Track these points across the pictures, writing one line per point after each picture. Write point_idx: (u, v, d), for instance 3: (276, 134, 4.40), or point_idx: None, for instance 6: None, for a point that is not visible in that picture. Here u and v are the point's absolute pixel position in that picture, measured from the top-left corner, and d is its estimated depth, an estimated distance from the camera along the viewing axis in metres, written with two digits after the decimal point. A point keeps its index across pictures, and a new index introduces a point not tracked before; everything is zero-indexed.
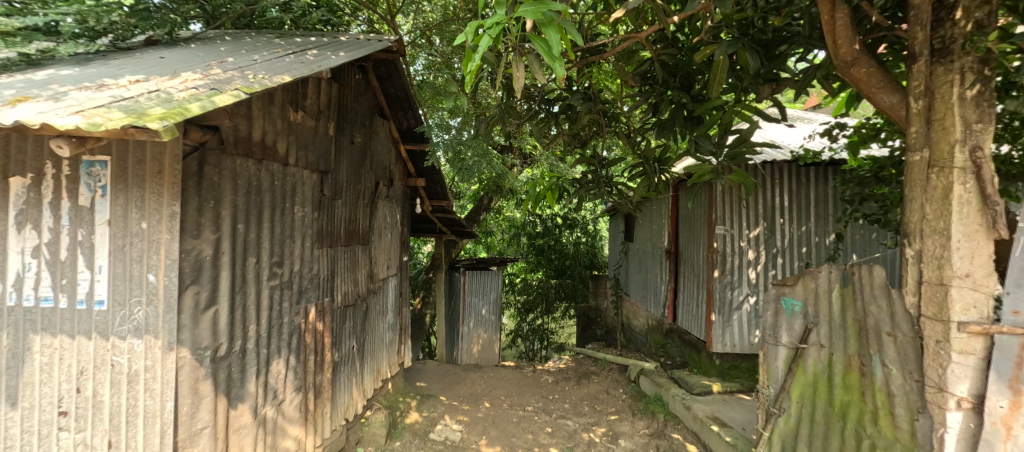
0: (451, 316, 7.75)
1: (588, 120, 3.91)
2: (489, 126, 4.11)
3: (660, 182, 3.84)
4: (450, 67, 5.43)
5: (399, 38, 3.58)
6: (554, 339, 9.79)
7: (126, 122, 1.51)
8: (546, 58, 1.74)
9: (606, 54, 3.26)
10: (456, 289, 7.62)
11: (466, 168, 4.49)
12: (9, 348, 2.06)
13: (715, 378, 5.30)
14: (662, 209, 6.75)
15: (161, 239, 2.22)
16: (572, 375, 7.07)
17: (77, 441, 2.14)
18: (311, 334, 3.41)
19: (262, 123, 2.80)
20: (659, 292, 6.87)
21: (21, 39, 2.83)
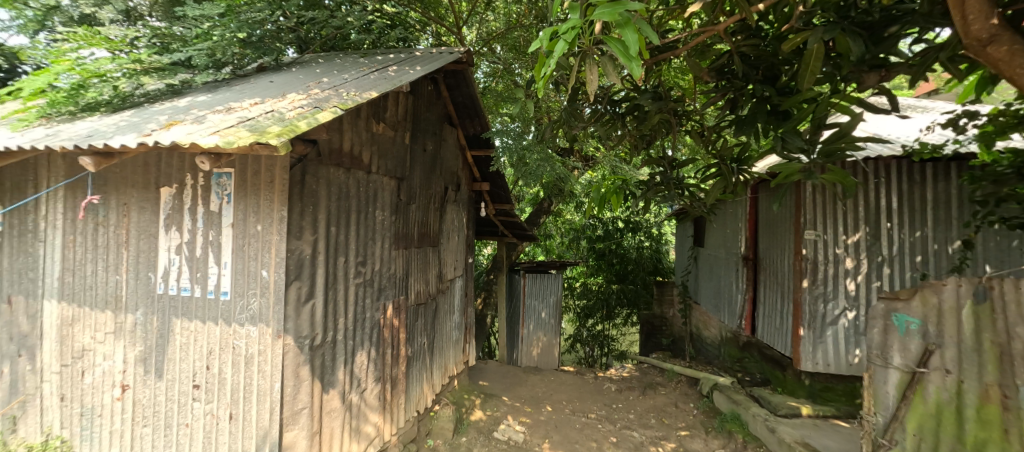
0: (509, 318, 7.78)
1: (658, 121, 3.77)
2: (554, 130, 4.13)
3: (739, 184, 3.56)
4: (513, 74, 5.55)
5: (469, 49, 3.76)
6: (615, 346, 9.57)
7: (253, 139, 1.74)
8: (622, 58, 1.72)
9: (679, 51, 3.13)
10: (516, 291, 7.66)
11: (529, 172, 4.54)
12: (157, 328, 2.58)
13: (803, 400, 4.90)
14: (738, 212, 6.35)
15: (272, 239, 2.48)
16: (638, 384, 6.83)
17: (206, 411, 2.55)
18: (389, 329, 3.64)
19: (351, 135, 3.06)
20: (735, 302, 6.43)
21: (169, 72, 3.38)
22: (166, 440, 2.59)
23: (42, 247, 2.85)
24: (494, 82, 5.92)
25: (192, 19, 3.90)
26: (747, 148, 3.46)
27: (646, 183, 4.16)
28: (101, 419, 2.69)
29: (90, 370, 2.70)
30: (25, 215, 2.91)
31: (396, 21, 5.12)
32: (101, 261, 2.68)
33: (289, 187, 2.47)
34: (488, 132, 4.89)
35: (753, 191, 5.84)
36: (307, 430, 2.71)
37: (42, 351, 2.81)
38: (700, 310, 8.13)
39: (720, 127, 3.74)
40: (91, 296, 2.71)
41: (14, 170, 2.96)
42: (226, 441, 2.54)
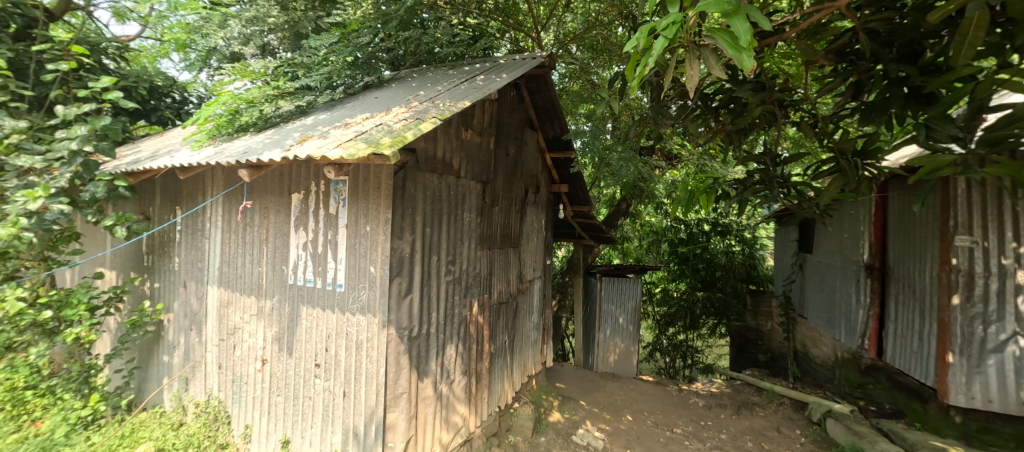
0: (585, 322, 7.71)
1: (759, 113, 3.51)
2: (639, 129, 4.05)
3: (863, 182, 3.23)
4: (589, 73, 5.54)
5: (550, 52, 3.88)
6: (700, 359, 9.07)
7: (370, 150, 2.02)
8: (731, 51, 1.70)
9: (787, 34, 2.88)
10: (591, 295, 7.56)
11: (612, 173, 4.52)
12: (288, 314, 3.10)
13: (952, 440, 4.14)
14: (859, 214, 5.68)
15: (378, 238, 2.79)
16: (730, 403, 6.39)
17: (325, 387, 2.97)
18: (474, 326, 3.87)
19: (444, 143, 3.31)
20: (856, 316, 5.74)
21: (295, 93, 3.99)
22: (293, 408, 3.10)
23: (206, 242, 3.57)
24: (570, 83, 5.92)
25: (312, 46, 4.48)
26: (874, 139, 3.07)
27: (741, 181, 3.90)
28: (247, 385, 3.32)
29: (240, 344, 3.34)
30: (196, 217, 3.66)
31: (478, 31, 5.39)
32: (250, 254, 3.28)
33: (395, 192, 2.76)
34: (568, 134, 4.94)
35: (880, 190, 5.22)
36: (407, 413, 2.95)
37: (206, 327, 3.53)
38: (806, 324, 7.36)
39: (838, 115, 3.37)
40: (240, 283, 3.34)
41: (189, 182, 3.72)
42: (341, 416, 2.93)
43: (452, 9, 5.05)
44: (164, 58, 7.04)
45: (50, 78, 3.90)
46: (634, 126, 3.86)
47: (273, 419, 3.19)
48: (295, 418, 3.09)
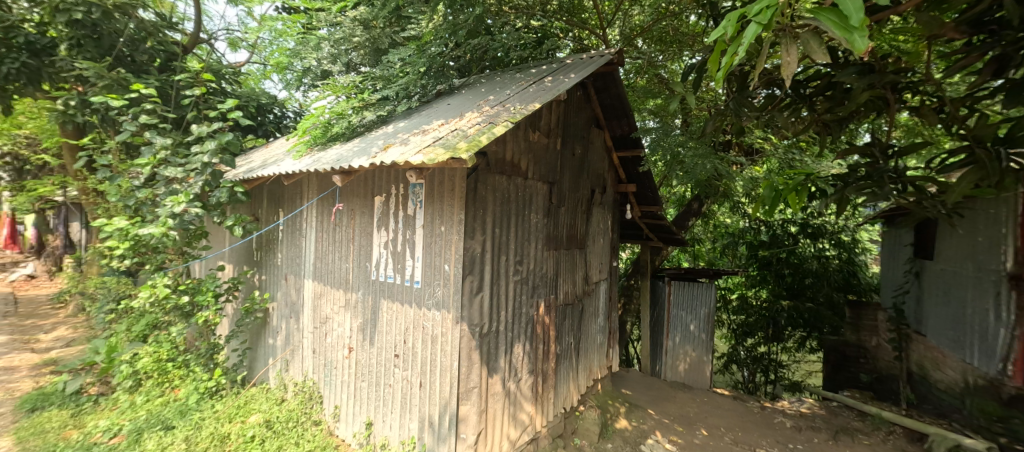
0: (653, 327, 7.46)
1: (867, 100, 3.03)
2: (717, 123, 3.84)
3: (1008, 179, 2.72)
4: (655, 66, 5.36)
5: (619, 49, 3.84)
6: (785, 375, 8.31)
7: (449, 154, 2.19)
8: (838, 32, 1.60)
9: (902, 7, 2.49)
10: (659, 300, 7.23)
11: (687, 171, 4.46)
12: (371, 306, 3.46)
13: None
14: (1000, 213, 4.85)
15: (452, 238, 2.97)
16: (824, 426, 5.82)
17: (404, 377, 3.24)
18: (541, 326, 3.95)
19: (513, 145, 3.42)
20: (995, 334, 4.81)
21: (376, 102, 4.39)
22: (376, 393, 3.43)
23: (303, 240, 4.06)
24: (636, 79, 5.78)
25: (391, 60, 4.83)
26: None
27: (841, 177, 3.36)
28: (336, 369, 3.75)
29: (331, 332, 3.78)
30: (296, 218, 4.17)
31: (542, 32, 5.46)
32: (340, 252, 3.70)
33: (468, 194, 2.91)
34: (637, 133, 4.85)
35: None
36: (478, 407, 3.07)
37: (303, 315, 4.03)
38: (925, 343, 6.29)
39: (974, 97, 2.85)
40: (332, 277, 3.78)
41: (290, 188, 4.25)
42: (417, 404, 3.16)
43: (516, 13, 5.19)
44: (266, 79, 7.98)
45: (187, 102, 4.67)
46: (711, 121, 3.65)
47: (358, 402, 3.56)
48: (378, 403, 3.41)
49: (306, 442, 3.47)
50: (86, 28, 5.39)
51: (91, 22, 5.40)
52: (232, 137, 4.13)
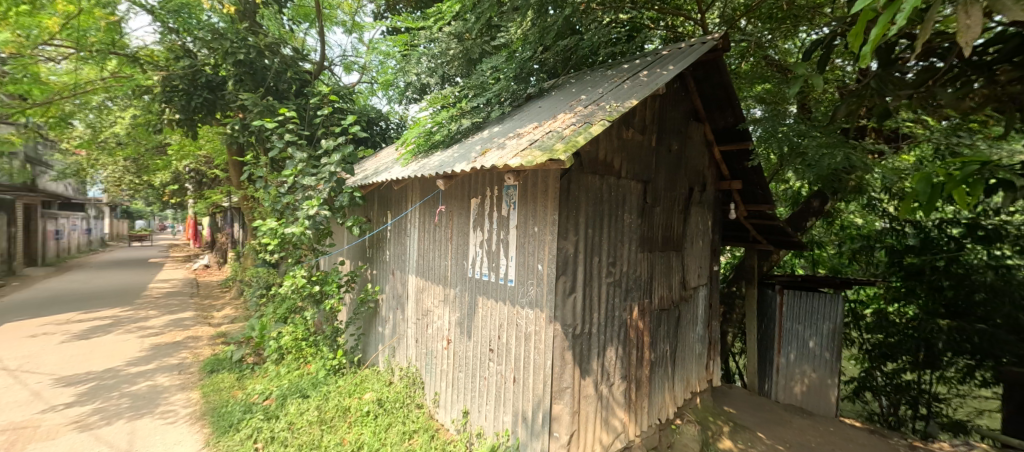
0: (759, 340, 6.16)
1: None
2: (853, 107, 3.37)
3: None
4: (763, 48, 4.86)
5: (724, 33, 3.35)
6: (944, 413, 5.95)
7: (547, 156, 2.34)
8: None
9: None
10: (770, 313, 5.98)
11: (809, 164, 3.92)
12: (468, 302, 3.76)
13: None
14: None
15: (545, 238, 3.04)
16: None
17: (499, 371, 3.43)
18: (635, 331, 3.58)
19: (606, 144, 3.20)
20: None
21: (473, 109, 4.70)
22: (472, 384, 3.68)
23: (408, 239, 4.56)
24: (740, 64, 5.33)
25: (483, 68, 5.14)
26: None
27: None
28: (437, 358, 4.13)
29: (432, 324, 4.20)
30: (402, 220, 4.68)
31: (632, 25, 5.20)
32: (440, 251, 4.10)
33: (560, 195, 2.93)
34: (744, 123, 4.05)
35: None
36: (571, 407, 3.05)
37: (407, 306, 4.53)
38: None
39: None
40: (433, 273, 4.20)
41: (398, 193, 4.74)
42: (511, 398, 3.31)
43: (604, 8, 4.93)
44: (373, 97, 8.94)
45: (318, 121, 5.47)
46: (841, 105, 3.23)
47: (457, 391, 3.86)
48: (476, 393, 3.64)
49: (412, 422, 3.90)
50: (246, 67, 6.59)
51: (249, 61, 6.59)
52: (352, 149, 4.75)
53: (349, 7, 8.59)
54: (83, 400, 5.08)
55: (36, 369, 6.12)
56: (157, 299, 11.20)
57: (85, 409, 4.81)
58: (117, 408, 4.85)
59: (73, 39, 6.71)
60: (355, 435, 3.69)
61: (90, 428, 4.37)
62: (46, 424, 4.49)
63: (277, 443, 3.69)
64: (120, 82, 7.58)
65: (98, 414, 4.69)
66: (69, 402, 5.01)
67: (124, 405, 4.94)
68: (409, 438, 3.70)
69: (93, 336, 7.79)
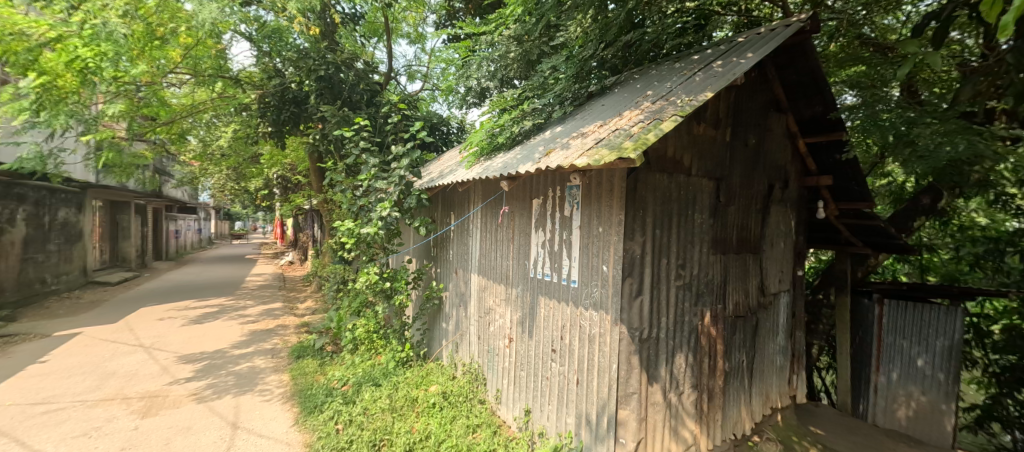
0: (854, 356, 5.45)
1: None
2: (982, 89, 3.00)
3: None
4: (856, 25, 4.34)
5: (814, 13, 2.99)
6: None
7: (616, 156, 2.26)
8: None
9: None
10: (867, 324, 5.28)
11: (922, 156, 3.34)
12: (530, 302, 3.75)
13: None
14: None
15: (610, 239, 2.93)
16: None
17: (561, 372, 3.37)
18: (708, 338, 3.32)
19: (675, 140, 3.00)
20: None
21: (536, 111, 4.71)
22: (534, 383, 3.67)
23: (471, 239, 4.67)
24: (828, 46, 4.80)
25: (544, 69, 5.16)
26: None
27: None
28: (499, 356, 4.18)
29: (494, 322, 4.26)
30: (466, 221, 4.81)
31: (700, 15, 4.70)
32: (502, 251, 4.15)
33: (625, 195, 2.81)
34: (837, 112, 3.62)
35: None
36: (637, 414, 2.92)
37: (471, 304, 4.65)
38: None
39: None
40: (495, 272, 4.26)
41: (463, 195, 4.88)
42: (574, 400, 3.24)
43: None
44: (434, 103, 9.32)
45: (388, 128, 5.79)
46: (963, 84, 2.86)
47: (519, 389, 3.86)
48: (538, 392, 3.62)
49: (475, 416, 3.98)
50: (327, 81, 7.13)
51: (329, 76, 7.11)
52: (419, 153, 4.99)
53: (413, 19, 8.98)
54: (199, 376, 5.81)
55: (163, 347, 7.11)
56: (253, 291, 12.52)
57: (201, 384, 5.50)
58: (225, 384, 5.49)
59: (191, 67, 7.68)
60: (423, 424, 3.84)
61: (205, 400, 4.99)
62: (172, 394, 5.20)
63: (355, 426, 3.95)
64: (224, 101, 8.57)
65: (211, 389, 5.34)
66: (189, 377, 5.76)
67: (231, 382, 5.58)
68: (473, 432, 3.77)
69: (205, 321, 8.89)
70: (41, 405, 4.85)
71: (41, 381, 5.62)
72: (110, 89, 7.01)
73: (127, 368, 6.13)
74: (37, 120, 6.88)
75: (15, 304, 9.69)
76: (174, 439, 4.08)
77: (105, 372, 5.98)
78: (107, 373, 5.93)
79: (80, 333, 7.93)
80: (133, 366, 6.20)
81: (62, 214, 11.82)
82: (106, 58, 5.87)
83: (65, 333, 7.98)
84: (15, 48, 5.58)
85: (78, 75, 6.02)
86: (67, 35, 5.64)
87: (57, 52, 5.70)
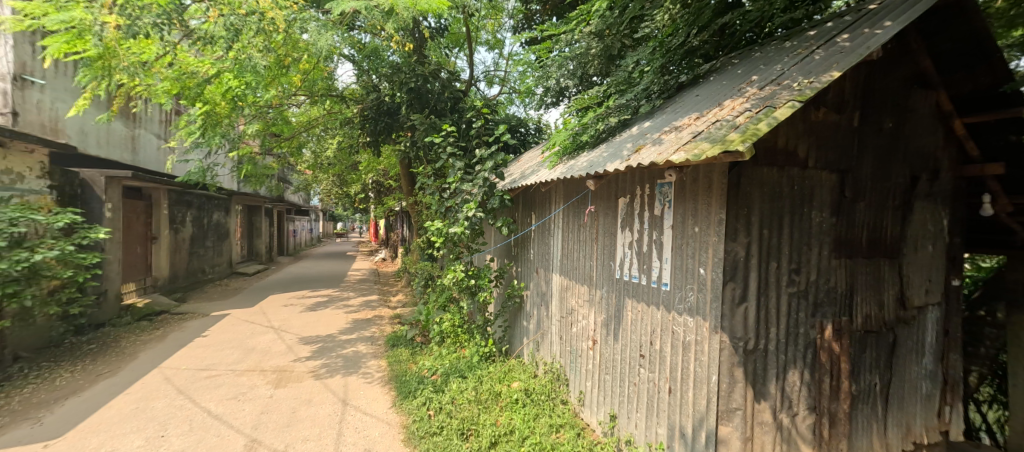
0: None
1: None
2: None
3: None
4: None
5: None
6: None
7: (721, 149, 2.05)
8: None
9: None
10: None
11: None
12: (615, 304, 3.58)
13: None
14: None
15: (709, 240, 2.67)
16: None
17: (650, 378, 3.17)
18: (829, 355, 2.87)
19: (787, 129, 2.64)
20: None
21: (620, 107, 4.51)
22: (621, 388, 3.50)
23: (552, 239, 4.63)
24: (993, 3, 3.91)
25: (627, 64, 4.93)
26: None
27: None
28: (582, 357, 4.06)
29: (576, 323, 4.15)
30: (547, 221, 4.79)
31: None
32: (586, 251, 4.03)
33: (727, 191, 2.55)
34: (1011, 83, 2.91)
35: None
36: (741, 432, 2.64)
37: (552, 303, 4.61)
38: None
39: None
40: (578, 273, 4.15)
41: (546, 195, 4.83)
42: (666, 410, 3.01)
43: None
44: (512, 106, 9.48)
45: (473, 132, 5.98)
46: None
47: (604, 393, 3.72)
48: (624, 398, 3.45)
49: (557, 417, 3.91)
50: (417, 93, 7.60)
51: (420, 86, 7.54)
52: (502, 155, 5.07)
53: (491, 26, 9.19)
54: (316, 356, 6.48)
55: (287, 329, 8.07)
56: (354, 284, 13.73)
57: (318, 363, 6.14)
58: (336, 365, 6.07)
59: (309, 89, 8.68)
60: (506, 418, 3.87)
61: (322, 377, 5.54)
62: (296, 369, 5.86)
63: (445, 414, 4.11)
64: (334, 115, 9.55)
65: (325, 368, 5.94)
66: (308, 356, 6.46)
67: (340, 363, 6.16)
68: (557, 432, 3.72)
69: (318, 309, 9.93)
70: (204, 371, 5.78)
71: (203, 350, 6.70)
72: (252, 113, 8.19)
73: (262, 345, 7.06)
74: (198, 140, 8.26)
75: (185, 288, 11.69)
76: (300, 409, 4.59)
77: (247, 346, 6.95)
78: (248, 347, 6.89)
79: (228, 314, 9.31)
80: (266, 343, 7.12)
81: (216, 216, 14.04)
82: (243, 95, 7.35)
83: (218, 313, 9.44)
84: (188, 84, 6.98)
85: (229, 103, 7.46)
86: (223, 71, 6.69)
87: (216, 86, 7.09)
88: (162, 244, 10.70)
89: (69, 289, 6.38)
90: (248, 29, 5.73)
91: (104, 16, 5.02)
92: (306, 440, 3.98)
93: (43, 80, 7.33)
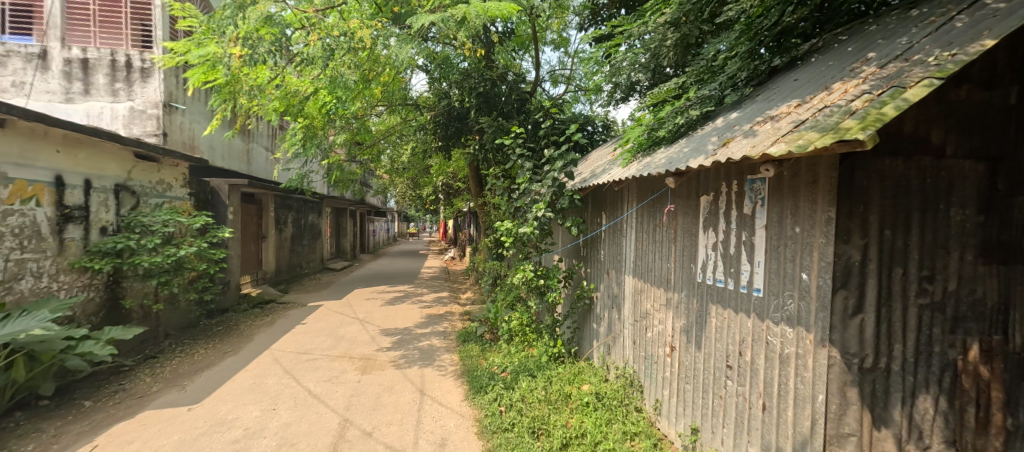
0: None
1: None
2: None
3: None
4: None
5: None
6: None
7: (833, 138, 1.79)
8: None
9: None
10: None
11: None
12: (697, 310, 3.33)
13: None
14: None
15: (815, 242, 2.37)
16: None
17: (738, 391, 2.90)
18: (974, 380, 2.39)
19: (915, 112, 2.26)
20: None
21: (702, 99, 4.20)
22: (703, 400, 3.24)
23: (625, 240, 4.45)
24: None
25: (708, 52, 4.58)
26: None
27: None
28: (658, 364, 3.83)
29: (652, 328, 3.93)
30: (619, 221, 4.61)
31: None
32: (663, 253, 3.80)
33: (837, 187, 2.26)
34: None
35: None
36: None
37: (624, 306, 4.41)
38: None
39: None
40: (653, 275, 3.93)
41: (618, 194, 4.65)
42: (758, 428, 2.73)
43: None
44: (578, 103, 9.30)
45: (543, 130, 5.95)
46: None
47: (683, 404, 3.47)
48: (707, 410, 3.19)
49: (631, 424, 3.72)
50: (485, 97, 7.70)
51: (491, 89, 7.66)
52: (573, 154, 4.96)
53: (557, 25, 9.06)
54: (396, 347, 6.83)
55: (370, 321, 8.59)
56: (427, 281, 14.33)
57: (398, 353, 6.47)
58: (414, 356, 6.34)
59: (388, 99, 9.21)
60: (578, 421, 3.77)
61: (402, 367, 5.81)
62: (380, 358, 6.20)
63: (516, 411, 4.10)
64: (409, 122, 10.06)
65: (404, 358, 6.23)
66: (389, 346, 6.82)
67: (417, 354, 6.43)
68: (631, 440, 3.54)
69: (395, 303, 10.48)
70: (303, 354, 6.31)
71: (303, 336, 7.35)
72: (343, 124, 8.89)
73: (350, 334, 7.58)
74: (297, 150, 9.13)
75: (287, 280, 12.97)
76: (384, 395, 4.85)
77: (337, 334, 7.52)
78: (337, 335, 7.44)
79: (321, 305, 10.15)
80: (353, 333, 7.65)
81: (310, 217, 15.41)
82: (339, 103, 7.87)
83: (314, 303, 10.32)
84: (293, 101, 7.76)
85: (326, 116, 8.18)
86: (319, 88, 7.34)
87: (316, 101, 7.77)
88: (270, 242, 11.93)
89: (205, 279, 7.32)
90: (342, 49, 6.21)
91: (234, 47, 5.68)
92: (390, 423, 4.18)
93: (184, 105, 8.51)
